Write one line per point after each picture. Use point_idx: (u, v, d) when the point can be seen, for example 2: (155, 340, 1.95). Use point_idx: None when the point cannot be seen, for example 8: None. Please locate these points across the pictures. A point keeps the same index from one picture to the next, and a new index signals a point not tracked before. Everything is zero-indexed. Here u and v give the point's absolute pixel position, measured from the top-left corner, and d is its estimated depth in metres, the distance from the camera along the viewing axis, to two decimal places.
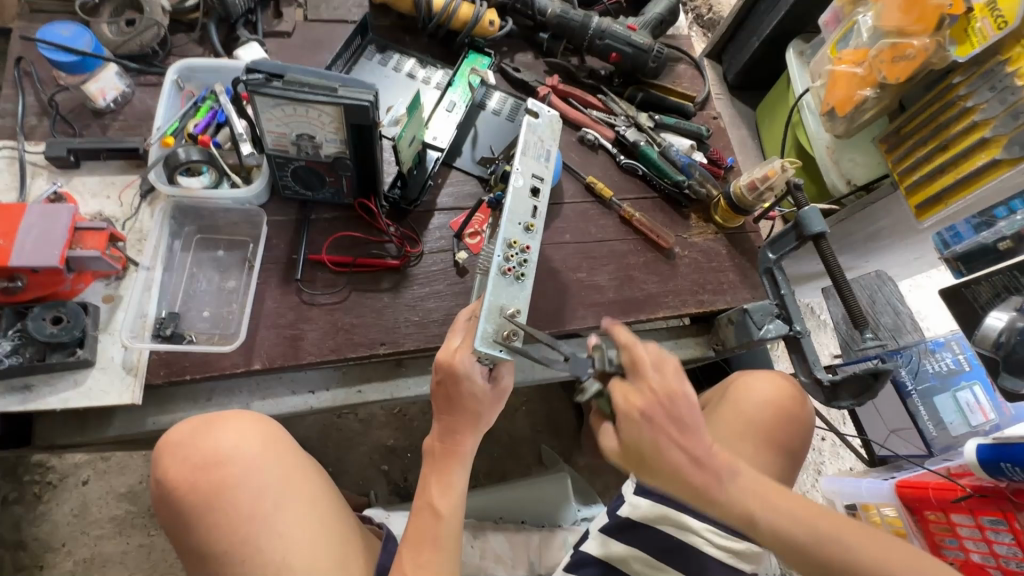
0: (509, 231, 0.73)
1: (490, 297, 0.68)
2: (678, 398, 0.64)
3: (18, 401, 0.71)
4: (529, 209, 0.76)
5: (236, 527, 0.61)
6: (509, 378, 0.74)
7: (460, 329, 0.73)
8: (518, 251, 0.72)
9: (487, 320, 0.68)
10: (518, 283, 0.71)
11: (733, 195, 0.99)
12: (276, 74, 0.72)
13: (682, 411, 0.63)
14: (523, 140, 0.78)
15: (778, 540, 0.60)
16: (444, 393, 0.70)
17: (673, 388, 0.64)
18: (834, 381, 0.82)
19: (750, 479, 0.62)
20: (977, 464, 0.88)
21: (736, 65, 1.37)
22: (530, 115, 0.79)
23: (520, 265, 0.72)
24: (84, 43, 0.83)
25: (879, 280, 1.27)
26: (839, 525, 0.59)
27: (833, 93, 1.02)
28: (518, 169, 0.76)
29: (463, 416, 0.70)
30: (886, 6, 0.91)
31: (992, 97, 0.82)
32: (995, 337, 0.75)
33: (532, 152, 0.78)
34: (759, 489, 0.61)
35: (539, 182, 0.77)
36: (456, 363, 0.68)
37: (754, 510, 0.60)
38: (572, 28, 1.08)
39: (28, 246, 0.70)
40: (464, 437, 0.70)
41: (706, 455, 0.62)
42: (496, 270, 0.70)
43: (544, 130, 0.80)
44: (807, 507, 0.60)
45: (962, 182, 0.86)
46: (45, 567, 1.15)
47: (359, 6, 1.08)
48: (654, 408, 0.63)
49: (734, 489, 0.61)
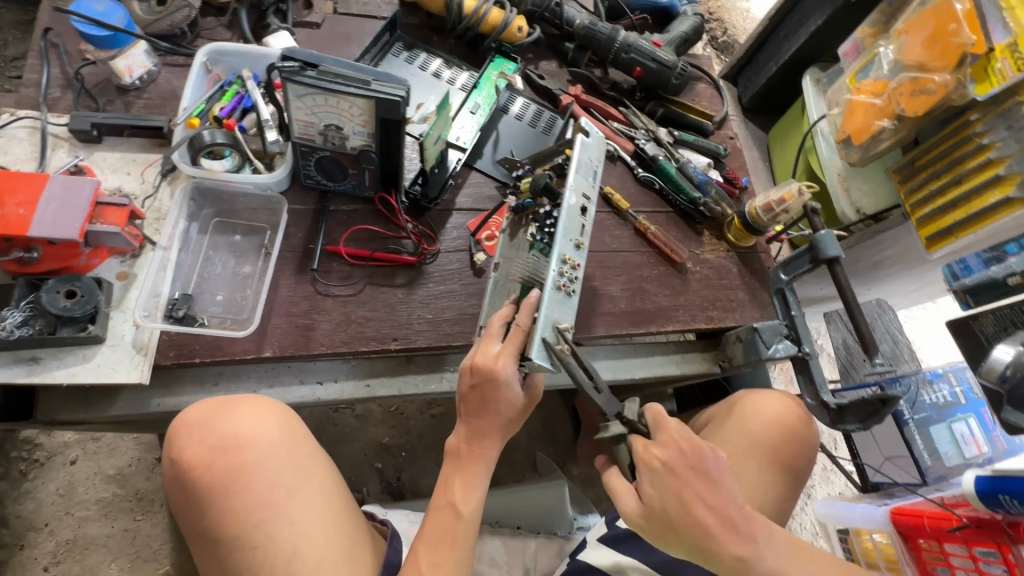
0: (564, 248, 0.75)
1: (546, 313, 0.70)
2: (706, 452, 0.64)
3: (24, 372, 0.70)
4: (579, 227, 0.78)
5: (249, 512, 0.61)
6: (541, 384, 0.76)
7: (496, 334, 0.71)
8: (570, 268, 0.74)
9: (541, 331, 0.69)
10: (567, 298, 0.74)
11: (749, 214, 1.00)
12: (311, 63, 0.72)
13: (714, 468, 0.64)
14: (577, 158, 0.79)
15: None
16: (479, 397, 0.69)
17: (710, 451, 0.65)
18: (841, 404, 0.82)
19: (785, 553, 0.63)
20: (974, 495, 0.92)
21: (752, 88, 1.38)
22: (582, 134, 0.81)
23: (571, 281, 0.74)
24: (117, 19, 0.84)
25: (880, 308, 1.27)
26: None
27: (849, 121, 1.05)
28: (570, 186, 0.77)
29: (494, 420, 0.70)
30: (911, 41, 0.94)
31: (1008, 136, 0.85)
32: (1001, 370, 0.75)
33: (582, 171, 0.79)
34: (795, 555, 0.64)
35: (587, 201, 0.79)
36: (499, 369, 0.68)
37: (792, 575, 0.62)
38: (599, 40, 1.10)
39: (48, 217, 0.69)
40: (492, 440, 0.71)
41: (741, 517, 0.62)
42: (551, 284, 0.72)
43: (594, 150, 0.82)
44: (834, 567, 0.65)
45: (972, 218, 0.88)
46: (26, 546, 1.13)
47: (389, 4, 1.08)
48: (676, 459, 0.64)
49: (769, 554, 0.62)
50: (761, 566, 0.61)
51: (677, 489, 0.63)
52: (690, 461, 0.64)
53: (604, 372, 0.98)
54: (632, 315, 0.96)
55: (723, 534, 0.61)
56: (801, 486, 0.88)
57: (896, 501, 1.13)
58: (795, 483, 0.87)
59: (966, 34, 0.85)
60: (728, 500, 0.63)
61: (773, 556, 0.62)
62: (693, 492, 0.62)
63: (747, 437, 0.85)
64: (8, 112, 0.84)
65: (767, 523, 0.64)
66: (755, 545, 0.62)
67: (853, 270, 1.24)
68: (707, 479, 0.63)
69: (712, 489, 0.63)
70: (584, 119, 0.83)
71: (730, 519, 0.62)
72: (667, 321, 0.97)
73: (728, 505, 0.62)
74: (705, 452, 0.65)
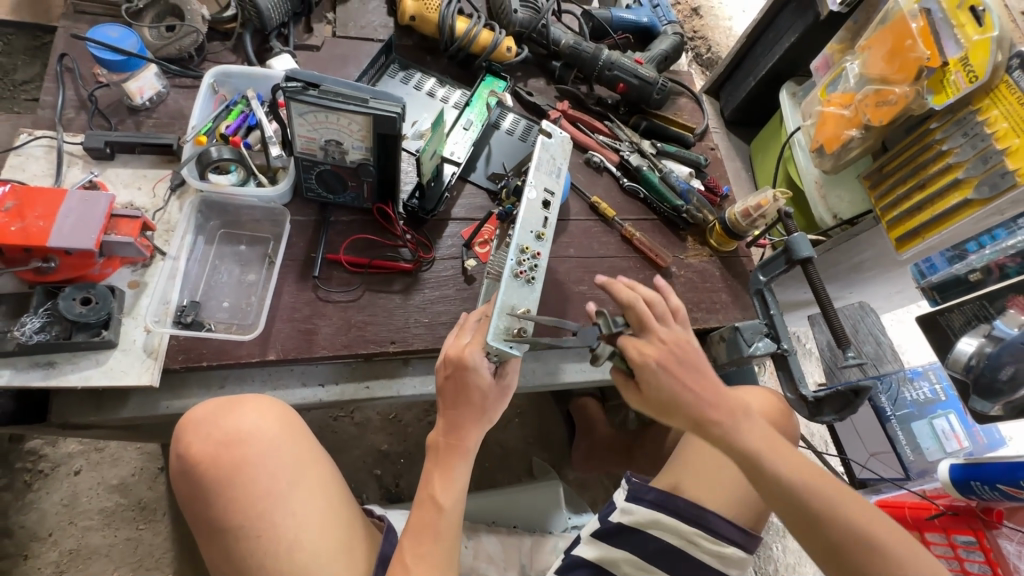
0: (522, 238, 0.79)
1: (503, 298, 0.74)
2: (695, 351, 0.72)
3: (41, 376, 0.73)
4: (541, 219, 0.82)
5: (252, 503, 0.65)
6: (513, 375, 0.79)
7: (469, 328, 0.78)
8: (529, 256, 0.78)
9: (499, 316, 0.73)
10: (528, 285, 0.77)
11: (729, 220, 1.05)
12: (313, 83, 0.77)
13: (700, 361, 0.72)
14: (538, 157, 0.84)
15: (780, 488, 0.66)
16: (452, 387, 0.74)
17: (692, 345, 0.73)
18: (818, 397, 0.87)
19: (758, 429, 0.70)
20: (949, 483, 0.96)
21: (733, 102, 1.44)
22: (544, 135, 0.86)
23: (531, 270, 0.78)
24: (130, 44, 0.89)
25: (861, 310, 1.34)
26: (836, 492, 0.67)
27: (822, 131, 1.12)
28: (531, 182, 0.82)
29: (468, 410, 0.74)
30: (873, 56, 1.01)
31: (964, 142, 0.90)
32: (966, 360, 0.83)
33: (544, 169, 0.84)
34: (770, 444, 0.69)
35: (550, 195, 0.84)
36: (465, 356, 0.73)
37: (764, 454, 0.67)
38: (584, 58, 1.16)
39: (67, 228, 0.74)
40: (468, 431, 0.74)
41: (720, 396, 0.70)
42: (509, 272, 0.76)
43: (557, 149, 0.87)
44: (808, 470, 0.67)
45: (937, 220, 0.93)
46: (31, 556, 1.14)
47: (385, 27, 1.14)
48: (665, 355, 0.70)
49: (745, 428, 0.68)
50: (739, 437, 0.68)
51: (673, 374, 0.69)
52: (671, 352, 0.71)
53: (593, 372, 1.02)
54: None
55: (710, 407, 0.69)
56: None
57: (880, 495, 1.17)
58: None
59: (921, 49, 0.93)
60: (712, 388, 0.71)
61: (747, 431, 0.69)
62: (686, 387, 0.69)
63: None
64: (26, 132, 0.88)
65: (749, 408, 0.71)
66: (735, 417, 0.69)
67: (831, 274, 1.29)
68: (687, 366, 0.70)
69: (698, 377, 0.71)
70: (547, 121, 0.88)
71: (712, 400, 0.69)
72: None
73: (705, 380, 0.71)
74: (688, 346, 0.72)
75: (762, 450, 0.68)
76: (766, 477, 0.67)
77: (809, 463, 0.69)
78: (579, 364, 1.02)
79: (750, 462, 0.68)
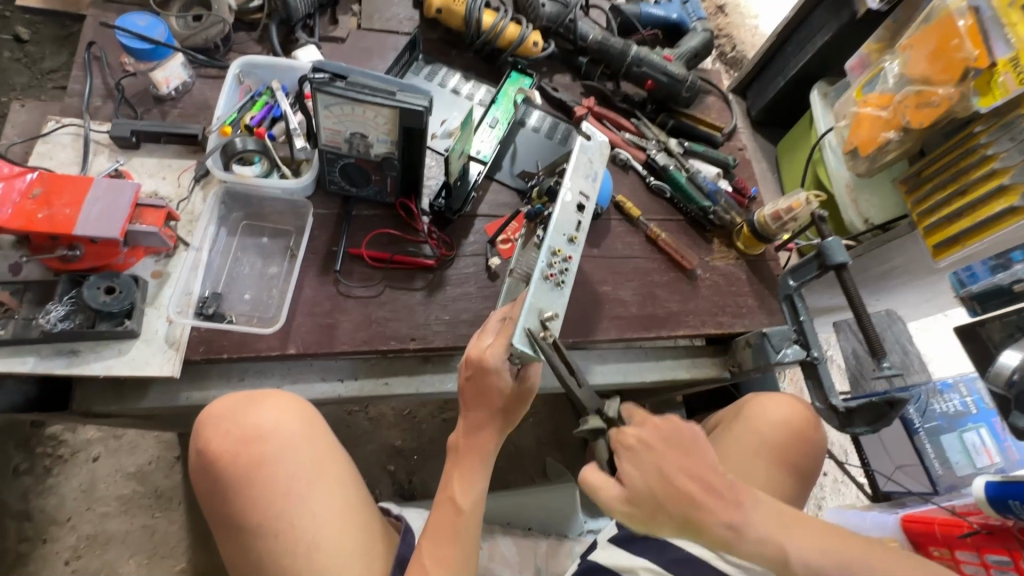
0: (554, 240, 0.77)
1: (531, 299, 0.72)
2: (693, 430, 0.63)
3: (64, 364, 0.73)
4: (573, 223, 0.80)
5: (272, 501, 0.64)
6: (536, 378, 0.75)
7: (491, 330, 0.75)
8: (561, 260, 0.77)
9: (526, 318, 0.71)
10: (557, 289, 0.75)
11: (758, 222, 1.02)
12: (341, 75, 0.76)
13: (698, 442, 0.62)
14: (575, 158, 0.83)
15: (811, 572, 0.58)
16: (474, 389, 0.72)
17: (687, 424, 0.63)
18: (849, 408, 0.84)
19: (769, 514, 0.60)
20: (984, 501, 0.91)
21: (761, 101, 1.40)
22: (583, 137, 0.85)
23: (561, 273, 0.76)
24: (159, 33, 0.89)
25: (888, 318, 1.22)
26: (872, 554, 0.60)
27: (856, 133, 1.08)
28: (568, 185, 0.81)
29: (485, 412, 0.73)
30: (915, 56, 0.98)
31: (1012, 147, 0.88)
32: (1008, 375, 0.77)
33: (582, 171, 0.83)
34: (785, 520, 0.60)
35: (585, 200, 0.82)
36: (488, 358, 0.71)
37: (783, 541, 0.58)
38: (612, 54, 1.14)
39: (92, 216, 0.74)
40: (489, 433, 0.73)
41: (722, 483, 0.60)
42: (540, 274, 0.74)
43: (595, 152, 0.85)
44: (833, 537, 0.60)
45: (979, 227, 0.91)
46: (49, 540, 1.16)
47: (410, 20, 1.13)
48: (655, 435, 0.62)
49: (756, 518, 0.59)
50: (752, 533, 0.58)
51: (657, 462, 0.61)
52: (665, 435, 0.62)
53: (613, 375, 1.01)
54: (643, 319, 0.99)
55: (710, 501, 0.59)
56: (808, 488, 0.89)
57: (908, 508, 1.16)
58: (802, 486, 0.87)
59: (969, 49, 0.89)
60: (712, 473, 0.60)
61: (759, 520, 0.59)
62: (681, 470, 0.60)
63: (757, 439, 0.85)
64: (54, 120, 0.89)
65: (755, 489, 0.62)
66: (740, 506, 0.59)
67: (861, 279, 1.25)
68: (687, 451, 0.61)
69: (692, 460, 0.61)
70: (587, 123, 0.87)
71: (712, 490, 0.59)
72: (678, 326, 1.00)
73: (705, 470, 0.60)
74: (681, 423, 0.63)
75: (783, 538, 0.59)
76: (793, 569, 0.58)
77: (833, 529, 0.61)
78: (598, 366, 1.01)
79: (768, 555, 0.59)
